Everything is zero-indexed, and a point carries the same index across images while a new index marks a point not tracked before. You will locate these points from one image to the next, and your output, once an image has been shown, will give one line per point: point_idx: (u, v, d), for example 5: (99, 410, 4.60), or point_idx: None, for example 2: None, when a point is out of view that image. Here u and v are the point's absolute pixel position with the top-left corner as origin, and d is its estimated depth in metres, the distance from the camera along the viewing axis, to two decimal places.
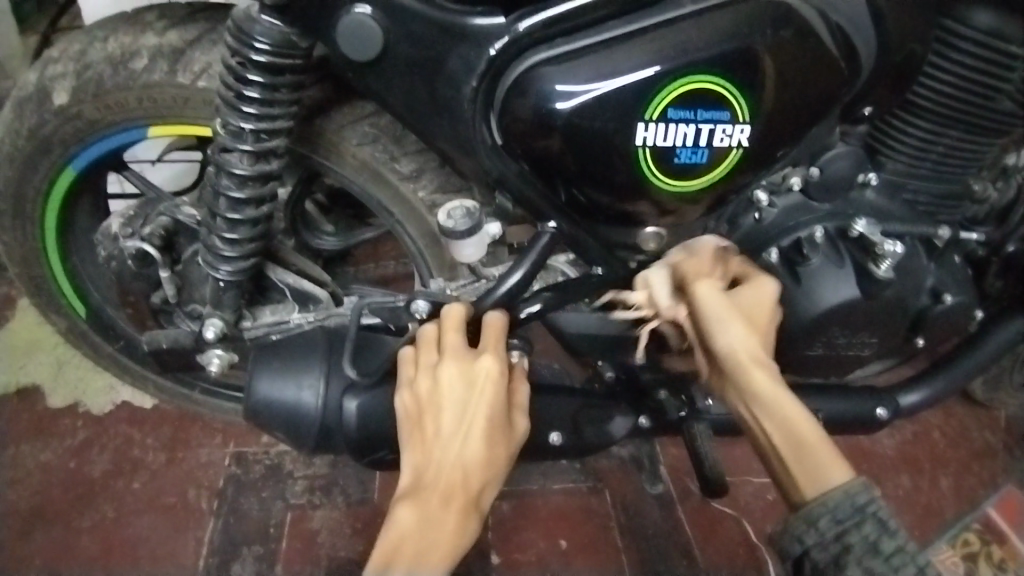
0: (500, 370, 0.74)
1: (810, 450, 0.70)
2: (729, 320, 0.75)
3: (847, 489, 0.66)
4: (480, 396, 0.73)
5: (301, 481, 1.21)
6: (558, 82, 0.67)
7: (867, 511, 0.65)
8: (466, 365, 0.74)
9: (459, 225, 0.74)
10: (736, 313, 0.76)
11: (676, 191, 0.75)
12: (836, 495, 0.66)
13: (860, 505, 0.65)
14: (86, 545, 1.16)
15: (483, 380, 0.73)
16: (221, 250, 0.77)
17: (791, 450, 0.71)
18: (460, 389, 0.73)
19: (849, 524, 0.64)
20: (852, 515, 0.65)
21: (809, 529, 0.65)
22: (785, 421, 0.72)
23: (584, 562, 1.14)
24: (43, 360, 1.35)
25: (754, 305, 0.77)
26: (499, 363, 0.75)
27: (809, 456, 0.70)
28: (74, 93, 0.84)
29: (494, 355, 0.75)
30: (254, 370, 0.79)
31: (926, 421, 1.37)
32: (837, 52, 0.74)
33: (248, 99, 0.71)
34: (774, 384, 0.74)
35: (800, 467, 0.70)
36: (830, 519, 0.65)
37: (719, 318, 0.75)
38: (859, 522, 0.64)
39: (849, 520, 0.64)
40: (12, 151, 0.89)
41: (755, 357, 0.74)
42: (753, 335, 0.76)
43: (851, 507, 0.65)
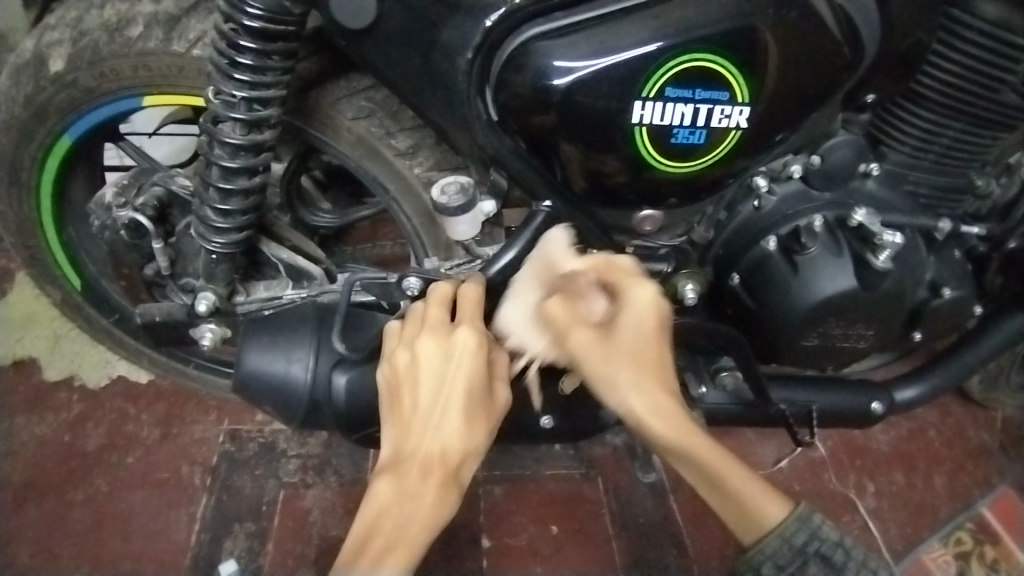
0: (478, 341, 0.71)
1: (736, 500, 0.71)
2: (613, 373, 0.71)
3: (783, 532, 0.69)
4: (457, 369, 0.71)
5: (294, 460, 1.21)
6: (554, 58, 0.66)
7: (807, 552, 0.68)
8: (445, 337, 0.72)
9: (453, 201, 0.74)
10: (619, 358, 0.71)
11: (672, 171, 0.75)
12: (774, 541, 0.69)
13: (799, 547, 0.68)
14: (76, 519, 1.16)
15: (461, 352, 0.71)
16: (214, 221, 0.77)
17: (715, 494, 0.72)
18: (437, 362, 0.71)
19: (791, 569, 0.67)
20: (792, 558, 0.68)
21: (756, 573, 0.68)
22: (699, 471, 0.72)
23: (573, 548, 1.14)
24: (39, 333, 1.36)
25: (638, 335, 0.71)
26: (478, 335, 0.72)
27: (737, 504, 0.71)
28: (71, 61, 0.83)
29: (472, 327, 0.72)
30: (245, 343, 0.79)
31: (922, 418, 1.37)
32: (841, 35, 0.74)
33: (241, 66, 0.70)
34: (680, 427, 0.71)
35: (731, 515, 0.72)
36: (773, 566, 0.68)
37: (602, 372, 0.71)
38: (801, 564, 0.67)
39: (791, 565, 0.67)
40: (9, 119, 0.88)
41: (652, 406, 0.71)
42: (648, 376, 0.71)
43: (790, 551, 0.68)
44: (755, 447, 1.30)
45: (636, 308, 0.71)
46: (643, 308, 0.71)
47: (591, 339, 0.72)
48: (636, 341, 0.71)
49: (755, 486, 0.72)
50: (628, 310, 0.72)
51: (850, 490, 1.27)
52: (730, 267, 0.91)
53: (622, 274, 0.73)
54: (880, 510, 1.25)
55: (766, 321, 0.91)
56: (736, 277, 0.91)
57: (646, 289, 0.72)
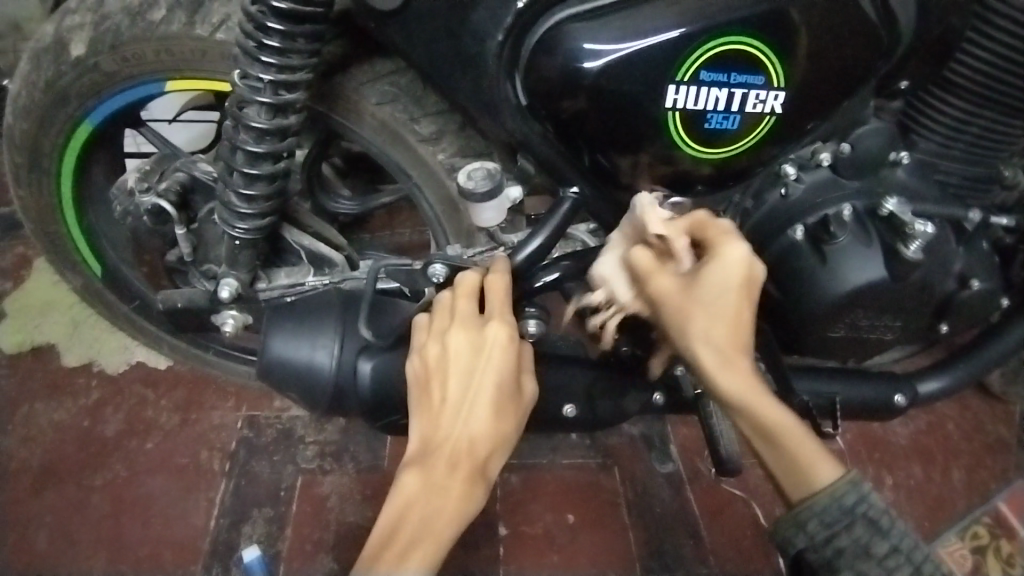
0: (508, 334, 0.72)
1: (792, 456, 0.65)
2: (686, 319, 0.68)
3: (833, 491, 0.63)
4: (486, 362, 0.71)
5: (312, 446, 1.22)
6: (585, 41, 0.65)
7: (856, 513, 0.62)
8: (475, 330, 0.72)
9: (478, 186, 0.73)
10: (697, 303, 0.68)
11: (705, 158, 0.74)
12: (822, 498, 0.63)
13: (848, 507, 0.62)
14: (97, 503, 1.17)
15: (491, 345, 0.71)
16: (237, 207, 0.76)
17: (773, 452, 0.67)
18: (467, 355, 0.71)
19: (838, 527, 0.62)
20: (840, 518, 0.62)
21: (798, 532, 0.64)
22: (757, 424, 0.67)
23: (590, 537, 1.14)
24: (59, 320, 1.37)
25: (722, 286, 0.68)
26: (508, 328, 0.72)
27: (792, 460, 0.65)
28: (92, 45, 0.82)
29: (502, 320, 0.72)
30: (268, 329, 0.78)
31: (941, 412, 1.35)
32: (877, 19, 0.72)
33: (268, 49, 0.69)
34: (745, 382, 0.66)
35: (783, 470, 0.66)
36: (818, 523, 0.63)
37: (677, 316, 0.68)
38: (849, 524, 0.62)
39: (837, 524, 0.62)
40: (30, 104, 0.87)
41: (722, 358, 0.67)
42: (721, 327, 0.67)
43: (838, 510, 0.63)
44: None
45: (726, 261, 0.68)
46: (733, 263, 0.68)
47: (673, 284, 0.69)
48: (715, 292, 0.67)
49: (813, 444, 0.66)
50: (716, 262, 0.68)
51: (869, 483, 1.26)
52: (756, 254, 0.89)
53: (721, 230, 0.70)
54: (898, 503, 1.24)
55: (792, 312, 0.90)
56: (761, 267, 0.90)
57: (739, 246, 0.68)
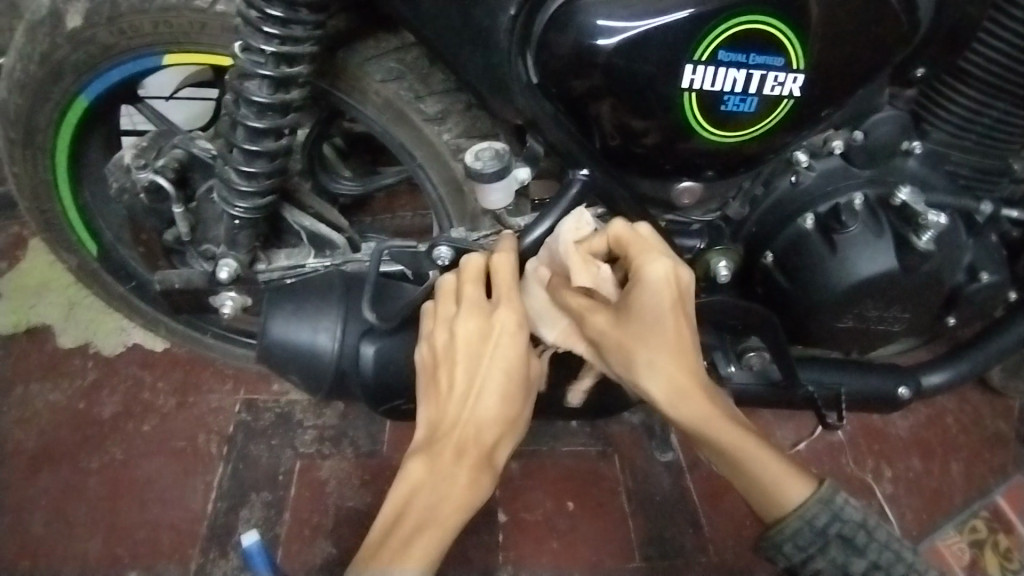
0: (517, 321, 0.70)
1: (758, 478, 0.69)
2: (631, 354, 0.70)
3: (804, 514, 0.66)
4: (495, 350, 0.69)
5: (311, 430, 1.21)
6: (600, 18, 0.64)
7: (828, 533, 0.66)
8: (483, 317, 0.70)
9: (487, 167, 0.71)
10: (634, 336, 0.70)
11: (721, 141, 0.72)
12: (793, 521, 0.66)
13: (820, 529, 0.66)
14: (92, 485, 1.16)
15: (499, 332, 0.69)
16: (237, 184, 0.74)
17: (737, 474, 0.71)
18: (475, 342, 0.70)
19: (812, 549, 0.66)
20: (814, 539, 0.66)
21: (774, 550, 0.68)
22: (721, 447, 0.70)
23: (590, 524, 1.13)
24: (54, 300, 1.35)
25: (654, 315, 0.68)
26: (517, 315, 0.70)
27: (759, 483, 0.69)
28: (88, 16, 0.79)
29: (510, 307, 0.70)
30: (269, 311, 0.77)
31: (940, 404, 1.32)
32: (898, 4, 0.70)
33: (271, 19, 0.66)
34: (698, 410, 0.69)
35: (754, 492, 0.70)
36: (793, 545, 0.66)
37: (619, 354, 0.71)
38: (822, 546, 0.66)
39: (812, 546, 0.66)
40: (25, 79, 0.85)
41: (670, 387, 0.70)
42: (664, 356, 0.69)
43: (812, 532, 0.66)
44: (774, 427, 1.27)
45: (652, 286, 0.67)
46: (659, 286, 0.67)
47: (607, 320, 0.70)
48: (650, 323, 0.68)
49: (776, 464, 0.70)
50: (642, 287, 0.68)
51: (868, 476, 1.22)
52: (764, 243, 0.88)
53: (638, 243, 0.70)
54: (896, 496, 1.21)
55: (799, 301, 0.88)
56: (769, 256, 0.88)
57: (661, 264, 0.67)
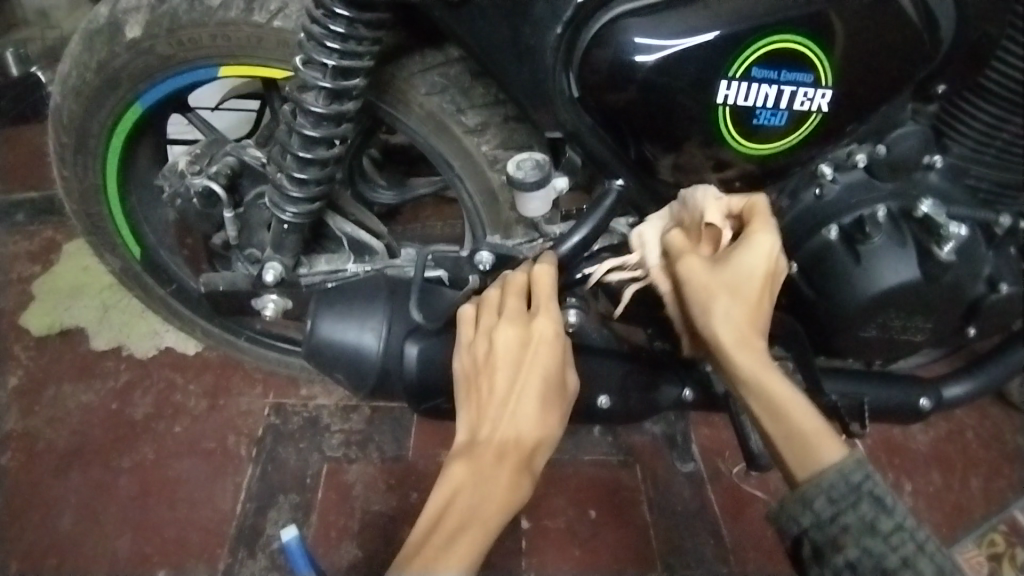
0: (555, 329, 0.73)
1: (800, 436, 0.67)
2: (709, 296, 0.70)
3: (841, 467, 0.63)
4: (534, 358, 0.72)
5: (337, 434, 1.23)
6: (638, 35, 0.67)
7: (861, 489, 0.62)
8: (523, 325, 0.73)
9: (529, 176, 0.75)
10: (719, 281, 0.70)
11: (753, 153, 0.76)
12: (829, 474, 0.63)
13: (855, 484, 0.62)
14: (124, 484, 1.19)
15: (537, 341, 0.73)
16: (289, 190, 0.79)
17: (780, 431, 0.68)
18: (514, 350, 0.73)
19: (844, 504, 0.62)
20: (846, 494, 0.62)
21: (805, 509, 0.63)
22: (768, 403, 0.69)
23: (613, 532, 1.15)
24: (87, 304, 1.39)
25: (749, 269, 0.70)
26: (555, 324, 0.74)
27: (799, 440, 0.67)
28: (148, 28, 0.84)
29: (548, 316, 0.74)
30: (316, 311, 0.80)
31: (960, 419, 1.32)
32: (921, 25, 0.73)
33: (333, 34, 0.70)
34: (760, 364, 0.69)
35: (789, 449, 0.67)
36: (825, 499, 0.62)
37: (700, 296, 0.70)
38: (854, 501, 0.61)
39: (844, 500, 0.62)
40: (81, 85, 0.89)
41: (740, 337, 0.70)
42: (741, 307, 0.70)
43: (846, 487, 0.62)
44: None
45: (755, 246, 0.70)
46: (760, 252, 0.70)
47: (699, 263, 0.71)
48: (742, 275, 0.70)
49: (823, 429, 0.67)
50: (745, 248, 0.70)
51: (887, 488, 1.24)
52: (789, 253, 0.90)
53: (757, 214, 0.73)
54: (916, 509, 1.21)
55: (823, 310, 0.91)
56: (794, 266, 0.90)
57: (770, 236, 0.70)
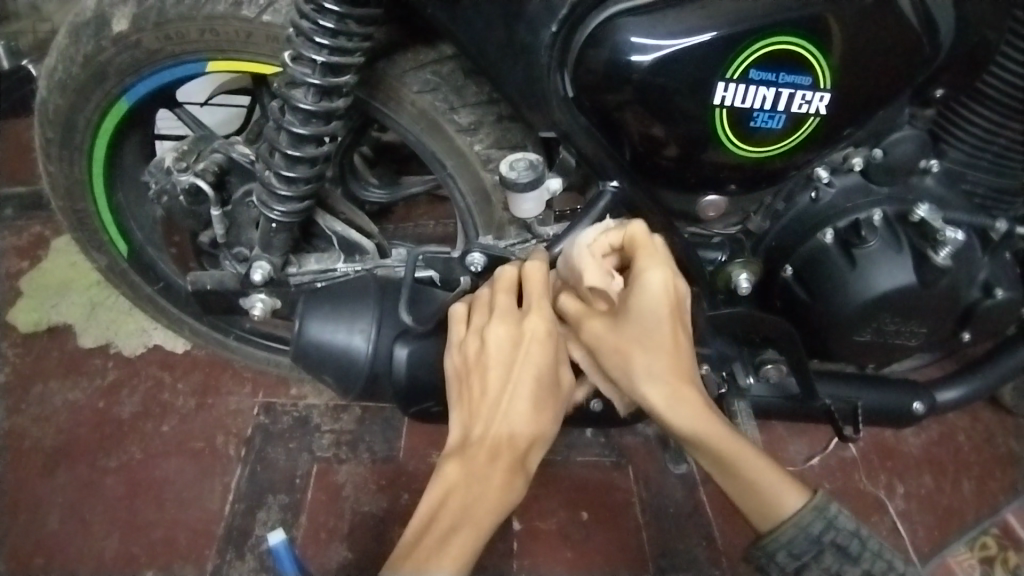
0: (547, 327, 0.72)
1: (750, 484, 0.71)
2: (628, 362, 0.72)
3: (799, 521, 0.69)
4: (526, 356, 0.71)
5: (327, 435, 1.22)
6: (635, 35, 0.66)
7: (823, 541, 0.69)
8: (514, 324, 0.72)
9: (522, 177, 0.74)
10: (631, 344, 0.72)
11: (750, 156, 0.75)
12: (790, 530, 0.69)
13: (815, 537, 0.69)
14: (110, 484, 1.18)
15: (529, 339, 0.71)
16: (277, 188, 0.77)
17: (730, 480, 0.72)
18: (505, 349, 0.71)
19: (807, 557, 0.69)
20: (808, 548, 0.69)
21: (771, 559, 0.70)
22: (711, 456, 0.71)
23: (605, 534, 1.14)
24: (75, 300, 1.37)
25: (647, 321, 0.70)
26: (547, 322, 0.72)
27: (751, 490, 0.71)
28: (135, 21, 0.82)
29: (540, 313, 0.72)
30: (305, 312, 0.79)
31: (953, 422, 1.32)
32: (919, 28, 0.72)
33: (322, 30, 0.69)
34: (691, 417, 0.70)
35: (744, 499, 0.72)
36: (788, 555, 0.69)
37: (618, 362, 0.73)
38: (817, 554, 0.69)
39: (807, 555, 0.69)
40: (66, 79, 0.87)
41: (666, 394, 0.71)
42: (659, 365, 0.71)
43: (806, 540, 0.69)
44: (788, 442, 1.27)
45: (649, 294, 0.69)
46: (653, 300, 0.69)
47: (608, 327, 0.73)
48: (644, 330, 0.70)
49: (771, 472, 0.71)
50: (638, 301, 0.70)
51: (879, 491, 1.23)
52: (783, 257, 0.89)
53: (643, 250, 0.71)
54: (908, 512, 1.21)
55: (817, 314, 0.90)
56: (788, 269, 0.90)
57: (659, 276, 0.69)
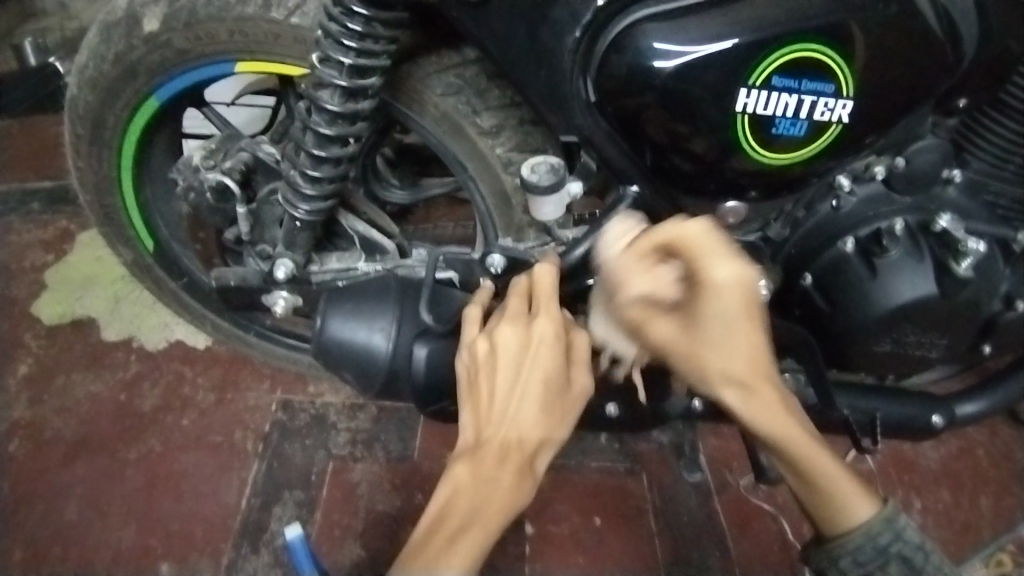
0: (555, 331, 0.73)
1: (828, 492, 0.69)
2: (701, 364, 0.68)
3: (868, 530, 0.68)
4: (535, 359, 0.72)
5: (344, 433, 1.23)
6: (658, 40, 0.67)
7: (888, 551, 0.67)
8: (523, 327, 0.73)
9: (543, 179, 0.75)
10: (705, 345, 0.67)
11: (771, 162, 0.75)
12: (857, 538, 0.68)
13: (882, 547, 0.67)
14: (130, 475, 1.20)
15: (538, 342, 0.72)
16: (302, 187, 0.79)
17: (805, 484, 0.70)
18: (515, 351, 0.72)
19: (872, 567, 0.67)
20: (873, 557, 0.67)
21: (834, 567, 0.69)
22: (789, 460, 0.70)
23: (617, 540, 1.14)
24: (99, 294, 1.40)
25: (723, 320, 0.65)
26: (556, 326, 0.73)
27: (826, 497, 0.69)
28: (166, 21, 0.84)
29: (549, 316, 0.74)
30: (327, 310, 0.80)
31: (972, 436, 1.30)
32: (942, 36, 0.72)
33: (350, 32, 0.70)
34: (773, 421, 0.69)
35: (817, 505, 0.70)
36: (853, 562, 0.68)
37: (691, 361, 0.68)
38: (882, 563, 0.67)
39: (872, 564, 0.67)
40: (97, 76, 0.90)
41: (746, 395, 0.69)
42: (738, 365, 0.68)
43: (873, 550, 0.67)
44: None
45: (724, 288, 0.64)
46: (729, 294, 0.64)
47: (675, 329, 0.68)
48: (722, 332, 0.66)
49: (849, 480, 0.70)
50: (713, 296, 0.65)
51: (896, 504, 1.22)
52: (804, 264, 0.89)
53: (698, 240, 0.65)
54: (925, 526, 1.20)
55: (835, 322, 0.90)
56: (808, 277, 0.89)
57: (733, 270, 0.64)
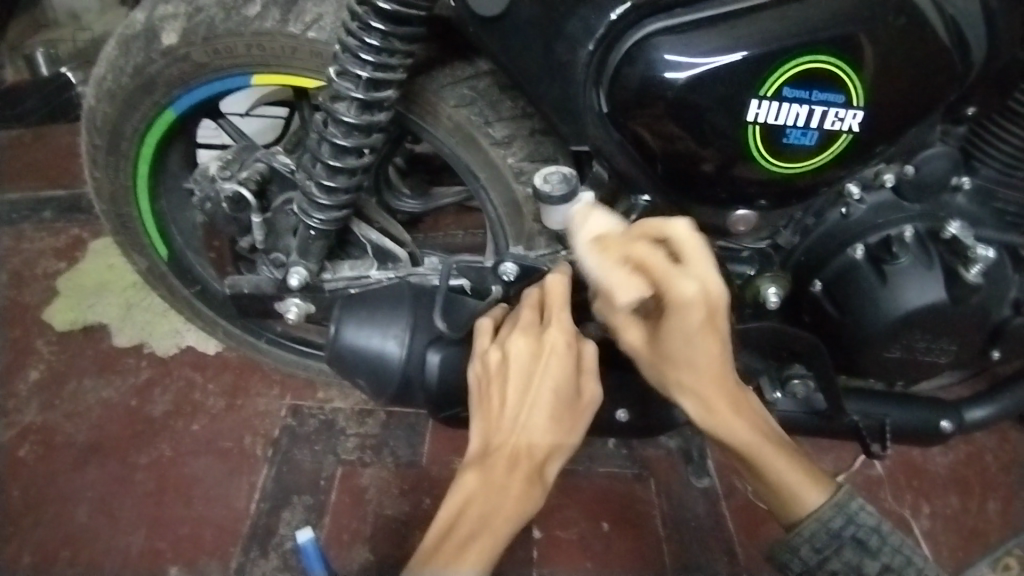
0: (566, 340, 0.73)
1: (781, 486, 0.75)
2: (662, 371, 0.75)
3: (820, 516, 0.73)
4: (545, 369, 0.72)
5: (353, 438, 1.24)
6: (669, 52, 0.67)
7: (842, 536, 0.72)
8: (534, 337, 0.73)
9: (556, 190, 0.75)
10: (668, 355, 0.72)
11: (782, 171, 0.75)
12: (811, 524, 0.73)
13: (836, 532, 0.72)
14: (141, 480, 1.21)
15: (549, 352, 0.72)
16: (317, 197, 0.80)
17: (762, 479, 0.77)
18: (526, 361, 0.73)
19: (828, 551, 0.72)
20: (828, 542, 0.72)
21: (795, 555, 0.74)
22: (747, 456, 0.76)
23: (626, 546, 1.15)
24: (110, 300, 1.41)
25: (685, 335, 0.69)
26: (568, 335, 0.73)
27: (780, 489, 0.76)
28: (184, 35, 0.85)
29: (561, 326, 0.73)
30: (341, 318, 0.81)
31: (980, 441, 1.30)
32: (951, 46, 0.73)
33: (367, 47, 0.71)
34: (728, 423, 0.75)
35: (774, 496, 0.76)
36: (810, 548, 0.73)
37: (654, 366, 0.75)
38: (836, 548, 0.72)
39: (828, 548, 0.72)
40: (115, 87, 0.91)
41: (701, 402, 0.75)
42: (695, 374, 0.73)
43: (827, 535, 0.72)
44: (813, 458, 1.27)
45: (682, 305, 0.66)
46: (686, 312, 0.66)
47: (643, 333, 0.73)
48: (683, 344, 0.70)
49: (800, 475, 0.75)
50: (672, 314, 0.67)
51: (904, 510, 1.22)
52: (814, 271, 0.89)
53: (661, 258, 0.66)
54: (933, 532, 1.20)
55: (847, 328, 0.90)
56: (818, 284, 0.90)
57: (684, 288, 0.65)
